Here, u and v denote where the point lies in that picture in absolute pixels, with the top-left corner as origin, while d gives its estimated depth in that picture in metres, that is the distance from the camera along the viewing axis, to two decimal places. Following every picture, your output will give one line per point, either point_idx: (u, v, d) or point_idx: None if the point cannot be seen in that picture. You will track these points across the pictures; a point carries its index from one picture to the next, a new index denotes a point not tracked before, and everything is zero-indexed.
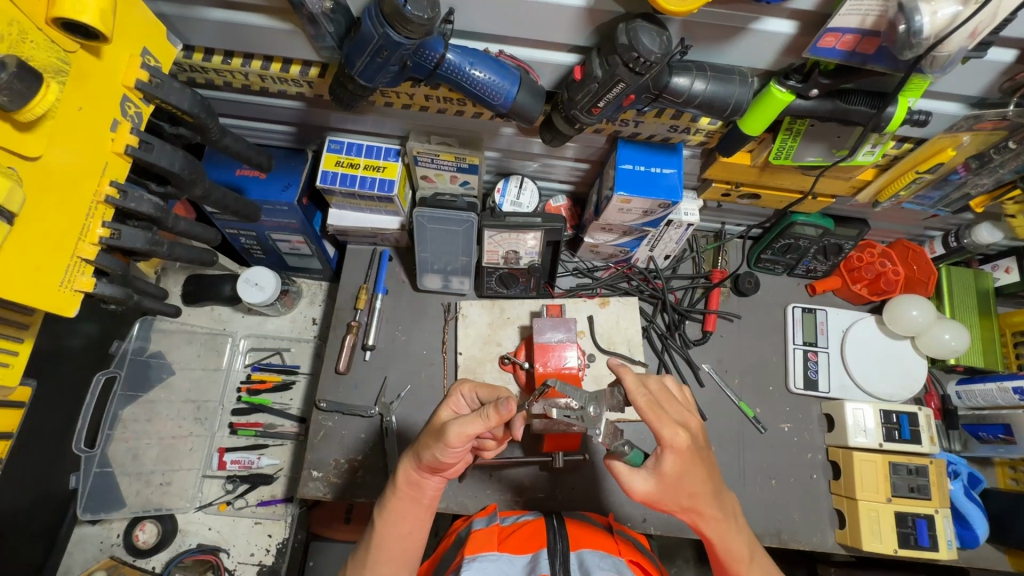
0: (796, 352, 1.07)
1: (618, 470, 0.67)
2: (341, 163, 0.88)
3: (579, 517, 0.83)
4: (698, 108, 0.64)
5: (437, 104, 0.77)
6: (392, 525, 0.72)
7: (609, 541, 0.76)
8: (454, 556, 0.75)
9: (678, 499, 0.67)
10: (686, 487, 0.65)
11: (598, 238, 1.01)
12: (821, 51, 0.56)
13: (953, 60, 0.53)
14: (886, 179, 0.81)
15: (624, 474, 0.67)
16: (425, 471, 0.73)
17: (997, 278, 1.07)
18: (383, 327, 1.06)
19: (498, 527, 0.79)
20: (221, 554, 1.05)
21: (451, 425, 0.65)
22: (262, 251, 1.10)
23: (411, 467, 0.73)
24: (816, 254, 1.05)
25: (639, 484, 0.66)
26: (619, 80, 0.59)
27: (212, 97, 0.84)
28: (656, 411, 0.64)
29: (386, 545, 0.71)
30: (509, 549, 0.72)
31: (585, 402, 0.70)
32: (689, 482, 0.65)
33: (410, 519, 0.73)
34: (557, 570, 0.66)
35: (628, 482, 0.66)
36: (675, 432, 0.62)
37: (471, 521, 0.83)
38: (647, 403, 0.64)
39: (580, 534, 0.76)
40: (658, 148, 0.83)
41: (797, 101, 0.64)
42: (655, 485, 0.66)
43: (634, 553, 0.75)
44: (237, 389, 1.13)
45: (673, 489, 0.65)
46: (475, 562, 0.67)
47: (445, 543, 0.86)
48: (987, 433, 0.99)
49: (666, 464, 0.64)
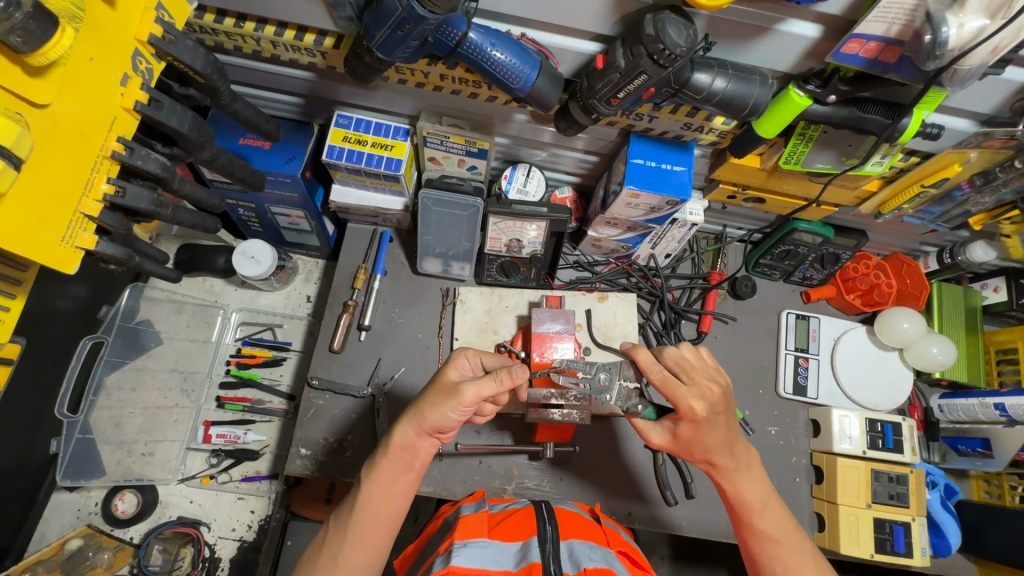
0: (787, 357, 1.09)
1: (637, 426, 0.75)
2: (348, 139, 0.87)
3: (569, 506, 0.83)
4: (716, 107, 0.64)
5: (452, 84, 0.76)
6: (382, 485, 0.71)
7: (598, 531, 0.76)
8: (443, 540, 0.75)
9: (692, 452, 0.73)
10: (700, 445, 0.71)
11: (601, 232, 1.01)
12: (844, 57, 0.56)
13: (972, 75, 0.54)
14: (890, 191, 0.82)
15: (641, 427, 0.75)
16: (428, 434, 0.73)
17: (985, 297, 1.09)
18: (380, 308, 1.04)
19: (488, 514, 0.78)
20: (202, 528, 1.03)
21: (468, 385, 0.68)
22: (260, 224, 1.08)
23: (409, 430, 0.73)
24: (814, 262, 1.06)
25: (655, 436, 0.74)
26: (641, 71, 0.59)
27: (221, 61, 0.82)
28: (671, 379, 0.67)
29: (371, 509, 0.70)
30: (499, 536, 0.72)
31: (597, 370, 0.77)
32: (706, 441, 0.70)
33: (399, 480, 0.72)
34: (548, 558, 0.66)
35: (645, 435, 0.75)
36: (692, 403, 0.66)
37: (459, 507, 0.82)
38: (661, 378, 0.67)
39: (570, 522, 0.76)
40: (670, 146, 0.82)
41: (814, 106, 0.64)
42: (667, 438, 0.74)
43: (623, 545, 0.75)
44: (226, 362, 1.12)
45: (686, 445, 0.73)
46: (466, 547, 0.67)
47: (434, 523, 0.86)
48: (966, 446, 1.02)
49: (681, 427, 0.71)
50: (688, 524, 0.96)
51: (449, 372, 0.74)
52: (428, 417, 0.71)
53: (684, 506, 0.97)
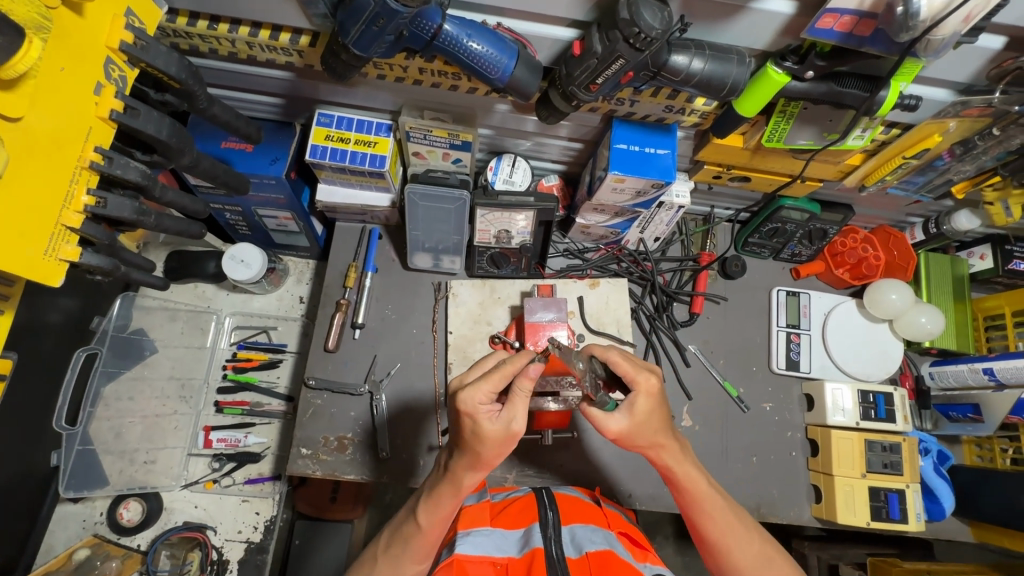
0: (779, 334, 1.10)
1: (594, 415, 0.69)
2: (331, 138, 0.88)
3: (570, 491, 0.84)
4: (695, 87, 0.64)
5: (432, 77, 0.76)
6: (435, 514, 0.70)
7: (599, 513, 0.77)
8: (449, 531, 0.77)
9: (644, 435, 0.70)
10: (652, 425, 0.69)
11: (589, 219, 1.00)
12: (819, 32, 0.57)
13: (946, 45, 0.54)
14: (872, 164, 0.82)
15: (597, 417, 0.68)
16: (478, 469, 0.67)
17: (972, 265, 1.10)
18: (373, 305, 1.05)
19: (490, 503, 0.79)
20: (208, 532, 1.04)
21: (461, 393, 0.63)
22: (247, 227, 1.08)
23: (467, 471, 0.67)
24: (802, 238, 1.07)
25: (613, 424, 0.68)
26: (619, 56, 0.59)
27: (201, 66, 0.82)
28: (632, 362, 0.69)
29: (427, 531, 0.70)
30: (501, 524, 0.73)
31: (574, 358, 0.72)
32: (655, 422, 0.69)
33: (449, 508, 0.70)
34: (550, 543, 0.67)
35: (603, 423, 0.68)
36: (647, 375, 0.68)
37: None
38: (621, 357, 0.70)
39: (570, 507, 0.77)
40: (653, 129, 0.82)
41: (792, 83, 0.64)
42: (626, 423, 0.68)
43: (622, 524, 0.77)
44: (223, 367, 1.12)
45: (642, 428, 0.69)
46: (470, 536, 0.69)
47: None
48: (956, 413, 1.03)
49: (638, 403, 0.67)
50: None
51: (479, 422, 0.63)
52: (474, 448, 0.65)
53: None
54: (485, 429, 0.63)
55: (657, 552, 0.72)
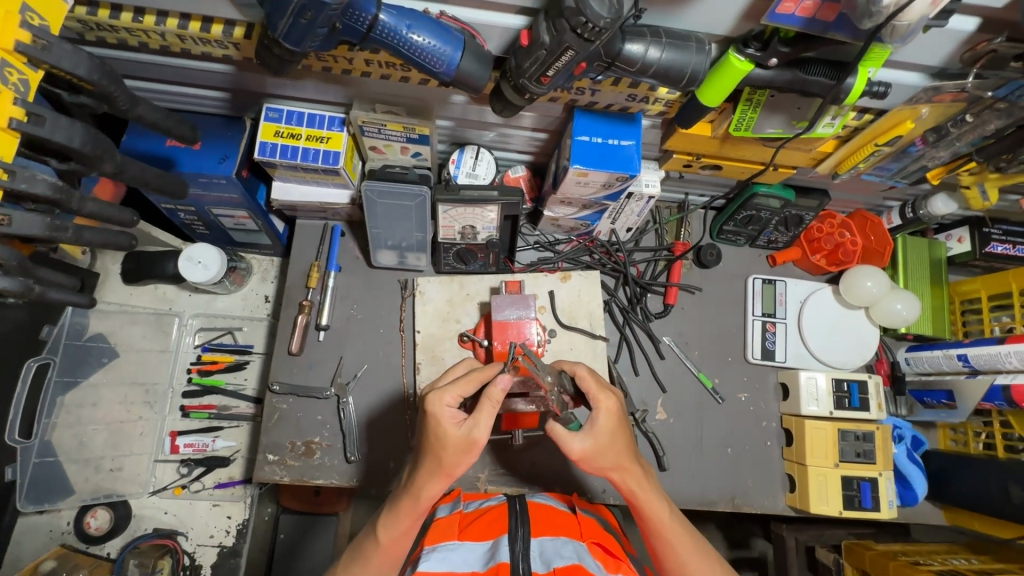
0: (755, 323, 1.08)
1: (558, 433, 0.68)
2: (280, 134, 0.83)
3: (547, 499, 0.83)
4: (653, 78, 0.60)
5: (380, 69, 0.72)
6: (391, 526, 0.70)
7: (573, 523, 0.75)
8: (418, 547, 0.75)
9: (607, 461, 0.69)
10: (615, 449, 0.68)
11: (558, 212, 0.97)
12: (780, 18, 0.53)
13: (913, 30, 0.50)
14: (846, 150, 0.79)
15: (561, 435, 0.68)
16: (438, 478, 0.67)
17: (950, 248, 1.08)
18: (338, 305, 1.01)
19: (461, 516, 0.78)
20: (179, 538, 1.03)
21: (430, 396, 0.66)
22: (204, 226, 1.04)
23: (429, 484, 0.67)
24: (777, 225, 1.05)
25: (576, 444, 0.67)
26: (567, 47, 0.55)
27: (109, 56, 0.75)
28: (596, 380, 0.72)
29: (384, 544, 0.70)
30: (470, 536, 0.71)
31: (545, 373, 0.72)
32: (619, 444, 0.69)
33: (410, 521, 0.70)
34: (517, 558, 0.65)
35: (566, 442, 0.67)
36: (608, 395, 0.70)
37: (435, 509, 0.82)
38: (589, 374, 0.72)
39: (542, 518, 0.74)
40: (617, 118, 0.78)
41: (756, 71, 0.60)
42: (589, 444, 0.68)
43: (595, 533, 0.75)
44: (188, 370, 1.09)
45: (606, 451, 0.68)
46: (435, 553, 0.67)
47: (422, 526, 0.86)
48: (931, 399, 1.02)
49: (602, 420, 0.68)
50: None
51: (443, 426, 0.65)
52: (435, 454, 0.66)
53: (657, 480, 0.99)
54: (449, 433, 0.65)
55: (628, 563, 0.70)
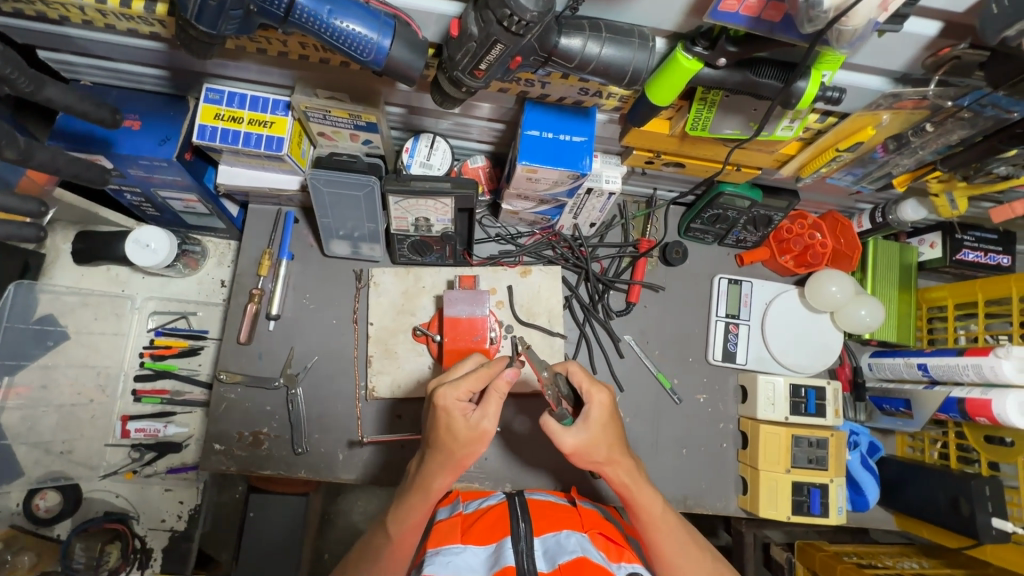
0: (718, 324, 1.06)
1: (551, 428, 0.66)
2: (221, 117, 0.79)
3: (542, 495, 0.80)
4: (593, 74, 0.57)
5: (317, 52, 0.68)
6: (404, 518, 0.68)
7: (575, 519, 0.72)
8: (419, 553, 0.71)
9: (596, 455, 0.67)
10: (604, 444, 0.66)
11: (516, 206, 0.94)
12: (723, 16, 0.49)
13: (862, 35, 0.46)
14: (808, 154, 0.75)
15: (554, 431, 0.66)
16: (449, 470, 0.65)
17: (921, 253, 1.05)
18: (290, 294, 0.99)
19: (462, 517, 0.73)
20: (130, 522, 1.03)
21: (443, 390, 0.64)
22: (154, 208, 1.01)
23: (440, 476, 0.66)
24: (746, 225, 1.02)
25: (569, 439, 0.66)
26: (495, 41, 0.51)
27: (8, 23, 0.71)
28: (589, 375, 0.69)
29: (399, 539, 0.68)
30: (473, 539, 0.66)
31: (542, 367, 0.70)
32: (611, 438, 0.67)
33: (420, 512, 0.68)
34: (522, 560, 0.60)
35: (559, 436, 0.65)
36: (601, 389, 0.68)
37: (436, 511, 0.78)
38: (582, 370, 0.69)
39: (543, 516, 0.71)
40: (570, 113, 0.75)
41: (705, 71, 0.57)
42: (582, 437, 0.66)
43: (595, 523, 0.73)
44: (140, 354, 1.07)
45: (595, 447, 0.66)
46: (438, 556, 0.62)
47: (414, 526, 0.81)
48: (890, 406, 1.01)
49: (593, 412, 0.67)
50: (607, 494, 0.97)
51: (456, 419, 0.63)
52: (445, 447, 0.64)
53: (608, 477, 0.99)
54: (459, 425, 0.63)
55: (631, 551, 0.68)
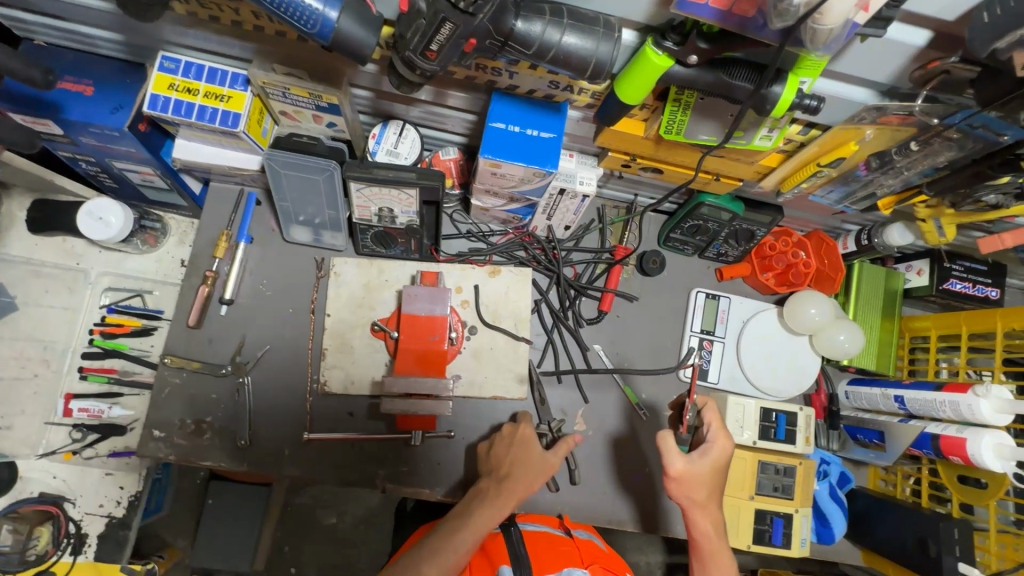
0: (691, 339, 1.02)
1: (665, 445, 0.73)
2: (176, 87, 0.75)
3: (535, 524, 0.79)
4: (553, 64, 0.52)
5: (272, 24, 0.64)
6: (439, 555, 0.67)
7: (571, 549, 0.71)
8: None
9: (694, 492, 0.73)
10: (704, 484, 0.72)
11: (486, 202, 0.90)
12: (691, 8, 0.45)
13: (838, 37, 0.42)
14: (789, 167, 0.71)
15: (669, 448, 0.73)
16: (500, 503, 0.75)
17: (908, 280, 1.01)
18: (247, 279, 0.95)
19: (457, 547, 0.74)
20: (66, 505, 0.98)
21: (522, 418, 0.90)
22: (111, 180, 0.96)
23: (491, 513, 0.74)
24: (727, 238, 0.98)
25: (675, 463, 0.72)
26: (444, 18, 0.47)
27: None
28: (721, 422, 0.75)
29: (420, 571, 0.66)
30: None
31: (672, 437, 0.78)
32: (715, 480, 0.73)
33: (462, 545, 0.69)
34: None
35: (668, 456, 0.72)
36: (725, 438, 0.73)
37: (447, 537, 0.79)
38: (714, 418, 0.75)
39: (540, 551, 0.70)
40: (541, 106, 0.70)
41: (676, 68, 0.53)
42: (687, 468, 0.72)
43: (593, 554, 0.72)
44: (90, 330, 1.03)
45: (699, 482, 0.72)
46: None
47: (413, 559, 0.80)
48: (863, 437, 0.96)
49: (708, 454, 0.72)
50: (562, 506, 0.94)
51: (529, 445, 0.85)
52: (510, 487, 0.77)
53: (566, 493, 0.94)
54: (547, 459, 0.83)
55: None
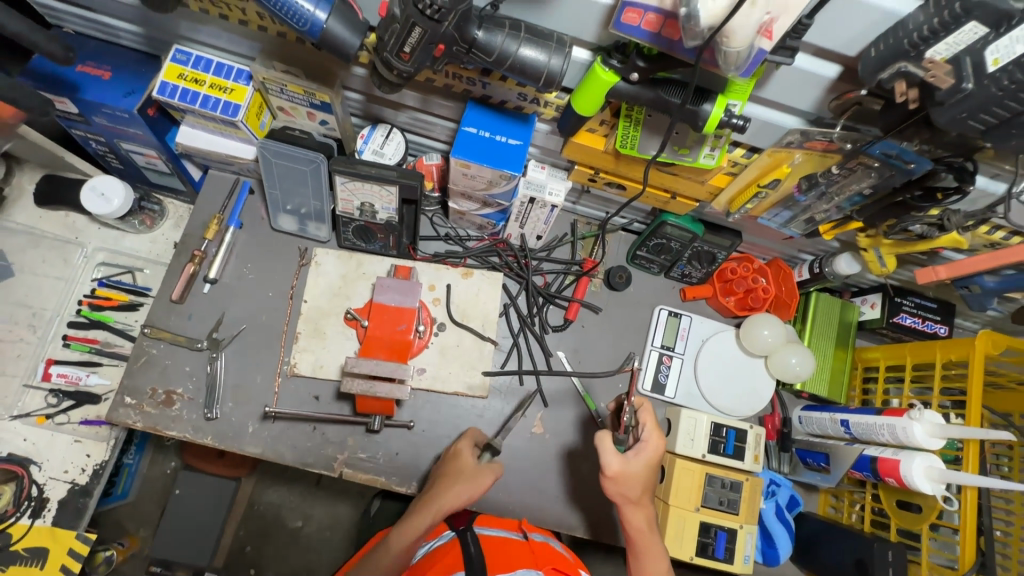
0: (652, 353, 1.06)
1: (603, 444, 0.80)
2: (184, 77, 0.83)
3: (494, 529, 0.80)
4: (511, 72, 0.59)
5: (274, 25, 0.72)
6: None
7: (526, 550, 0.74)
8: None
9: (631, 489, 0.80)
10: (639, 482, 0.80)
11: (462, 206, 0.96)
12: (626, 29, 0.51)
13: (748, 59, 0.49)
14: (736, 188, 0.77)
15: (608, 447, 0.80)
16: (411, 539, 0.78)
17: (862, 313, 1.05)
18: (232, 261, 1.00)
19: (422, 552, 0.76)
20: (32, 467, 1.00)
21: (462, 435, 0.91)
22: (117, 160, 1.03)
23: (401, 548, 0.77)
24: (690, 258, 1.03)
25: (612, 462, 0.79)
26: (414, 24, 0.54)
27: None
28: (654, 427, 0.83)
29: None
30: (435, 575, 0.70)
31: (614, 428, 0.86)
32: (648, 479, 0.81)
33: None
34: None
35: (607, 456, 0.79)
36: (657, 441, 0.81)
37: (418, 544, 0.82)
38: (649, 420, 0.83)
39: (495, 551, 0.73)
40: (511, 116, 0.78)
41: (621, 84, 0.59)
42: (624, 468, 0.79)
43: (547, 552, 0.75)
44: (79, 301, 1.08)
45: (635, 481, 0.80)
46: None
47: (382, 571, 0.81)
48: (812, 460, 0.99)
49: (644, 453, 0.80)
50: (512, 502, 0.96)
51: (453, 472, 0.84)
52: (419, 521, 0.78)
53: (518, 492, 0.97)
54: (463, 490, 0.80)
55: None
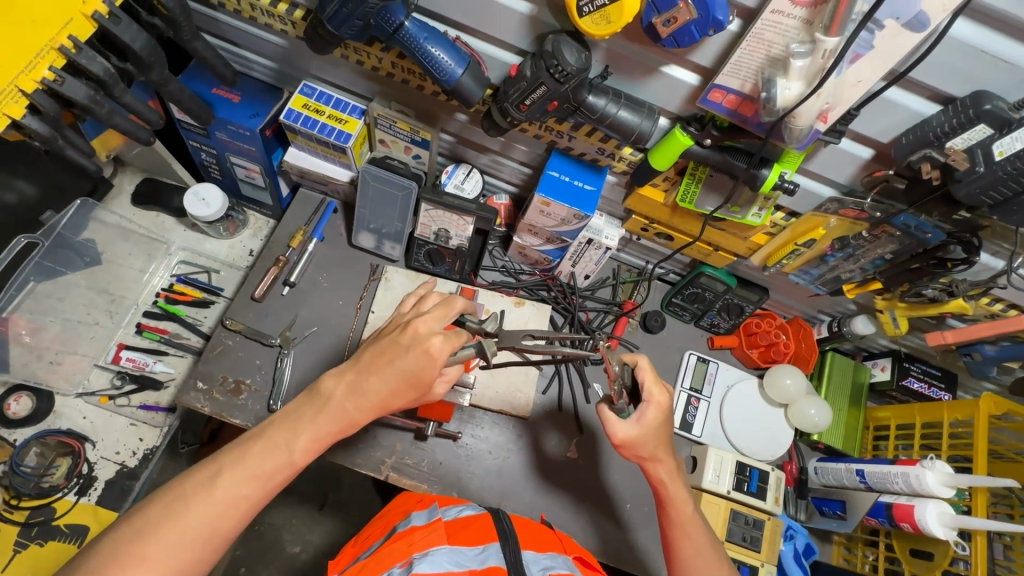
0: (681, 394, 1.14)
1: (607, 417, 0.77)
2: (308, 107, 0.97)
3: None
4: (608, 128, 0.73)
5: (402, 73, 0.87)
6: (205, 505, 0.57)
7: (553, 539, 0.75)
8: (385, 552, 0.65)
9: (647, 447, 0.77)
10: (657, 436, 0.77)
11: (525, 241, 1.08)
12: (710, 105, 0.66)
13: (807, 137, 0.62)
14: (774, 245, 0.90)
15: (612, 420, 0.77)
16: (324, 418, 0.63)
17: (873, 374, 1.16)
18: (310, 270, 1.11)
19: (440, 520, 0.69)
20: (87, 444, 1.05)
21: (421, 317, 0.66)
22: (219, 171, 1.17)
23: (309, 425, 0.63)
24: (720, 309, 1.15)
25: (622, 429, 0.76)
26: (541, 83, 0.68)
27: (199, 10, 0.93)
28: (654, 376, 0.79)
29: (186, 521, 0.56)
30: (462, 541, 0.64)
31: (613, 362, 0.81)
32: (660, 434, 0.77)
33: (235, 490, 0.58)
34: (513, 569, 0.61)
35: (612, 426, 0.76)
36: (661, 390, 0.77)
37: (408, 514, 0.73)
38: (648, 370, 0.79)
39: (527, 532, 0.72)
40: (586, 167, 0.91)
41: (694, 147, 0.73)
42: (633, 431, 0.76)
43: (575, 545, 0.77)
44: (156, 294, 1.16)
45: (648, 437, 0.76)
46: (428, 556, 0.60)
47: (382, 525, 0.76)
48: (828, 509, 1.06)
49: (648, 412, 0.76)
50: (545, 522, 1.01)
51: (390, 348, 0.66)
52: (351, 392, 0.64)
53: (552, 512, 1.01)
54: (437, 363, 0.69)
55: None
